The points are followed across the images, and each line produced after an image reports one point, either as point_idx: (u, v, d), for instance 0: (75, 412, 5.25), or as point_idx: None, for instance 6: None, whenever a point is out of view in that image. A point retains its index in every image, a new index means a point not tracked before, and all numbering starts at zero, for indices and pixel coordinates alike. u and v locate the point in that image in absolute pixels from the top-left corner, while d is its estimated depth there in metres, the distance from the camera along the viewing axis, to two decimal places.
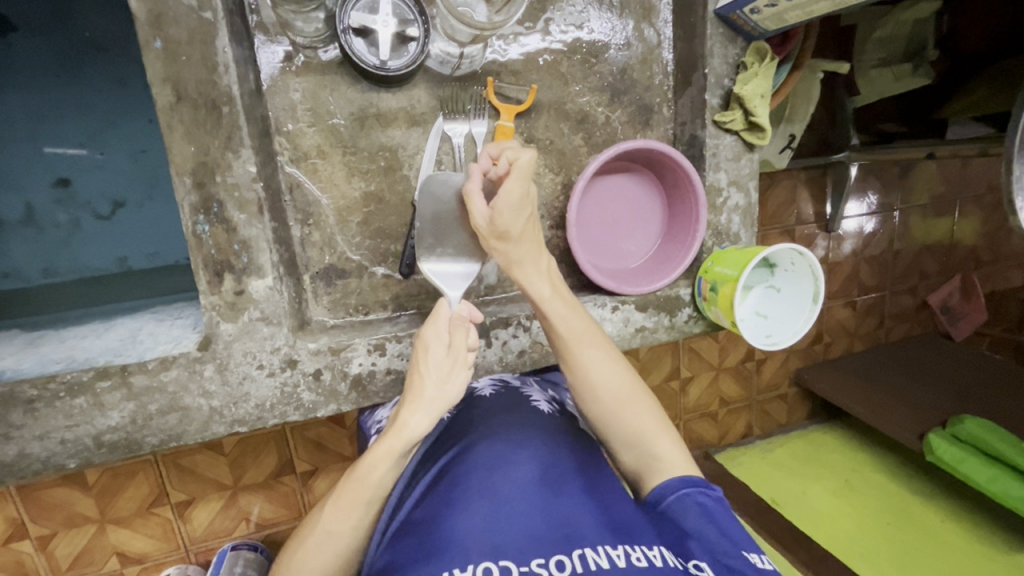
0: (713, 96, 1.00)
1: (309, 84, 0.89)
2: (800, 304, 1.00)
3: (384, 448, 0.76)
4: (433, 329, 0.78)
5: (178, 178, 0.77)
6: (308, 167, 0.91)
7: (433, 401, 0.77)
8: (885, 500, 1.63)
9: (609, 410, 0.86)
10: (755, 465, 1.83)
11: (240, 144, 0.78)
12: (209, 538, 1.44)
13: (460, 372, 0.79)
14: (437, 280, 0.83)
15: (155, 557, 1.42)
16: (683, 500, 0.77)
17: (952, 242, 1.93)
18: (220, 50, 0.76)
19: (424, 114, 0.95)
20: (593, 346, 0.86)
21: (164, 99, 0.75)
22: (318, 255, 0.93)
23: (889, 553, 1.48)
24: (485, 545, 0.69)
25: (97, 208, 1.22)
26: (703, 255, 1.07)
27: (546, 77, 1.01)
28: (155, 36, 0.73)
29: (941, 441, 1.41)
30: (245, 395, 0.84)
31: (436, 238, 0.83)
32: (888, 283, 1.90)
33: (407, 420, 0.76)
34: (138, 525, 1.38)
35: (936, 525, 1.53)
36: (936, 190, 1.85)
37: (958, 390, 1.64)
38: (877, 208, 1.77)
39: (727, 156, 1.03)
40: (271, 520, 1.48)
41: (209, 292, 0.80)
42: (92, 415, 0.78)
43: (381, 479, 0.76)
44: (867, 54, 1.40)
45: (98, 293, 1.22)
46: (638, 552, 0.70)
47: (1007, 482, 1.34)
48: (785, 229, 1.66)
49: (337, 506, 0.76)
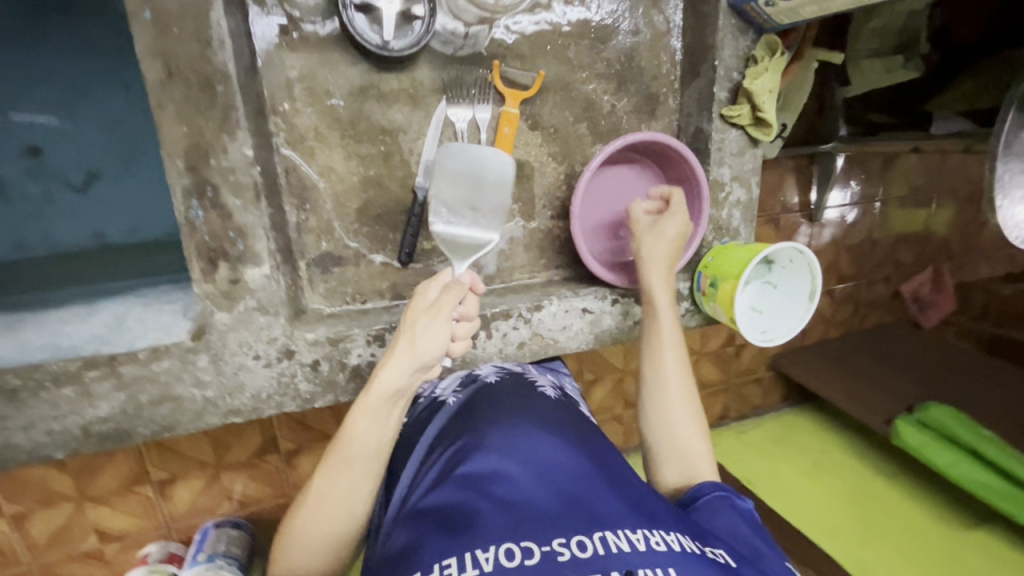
0: (722, 90, 0.99)
1: (306, 61, 0.85)
2: (796, 301, 1.01)
3: (360, 408, 0.70)
4: (427, 285, 0.73)
5: (169, 160, 0.72)
6: (305, 150, 0.87)
7: (407, 355, 0.69)
8: (862, 486, 1.68)
9: (666, 414, 0.89)
10: (739, 447, 1.85)
11: (236, 125, 0.73)
12: (192, 514, 1.43)
13: (439, 330, 0.70)
14: (449, 247, 0.83)
15: (136, 533, 1.40)
16: (717, 502, 0.79)
17: (928, 232, 1.93)
18: (215, 23, 0.71)
19: (426, 97, 0.91)
20: (674, 350, 0.92)
21: (153, 74, 0.69)
22: (315, 242, 0.90)
23: (854, 532, 1.55)
24: (507, 527, 0.67)
25: (70, 179, 1.15)
26: (703, 250, 1.07)
27: (553, 63, 0.98)
28: (145, 6, 0.67)
29: (909, 426, 1.48)
30: (240, 386, 0.81)
31: (454, 206, 0.83)
32: (866, 271, 1.88)
33: (379, 377, 0.69)
34: (117, 503, 1.35)
35: (897, 504, 1.61)
36: (917, 180, 1.85)
37: (927, 377, 1.72)
38: (861, 198, 1.77)
39: (732, 151, 1.03)
40: (254, 498, 1.46)
41: (202, 280, 0.77)
42: (80, 406, 0.75)
43: (367, 442, 0.71)
44: (861, 43, 1.31)
45: (73, 268, 1.15)
46: (658, 536, 0.67)
47: (964, 465, 1.41)
48: (771, 217, 1.66)
49: (328, 469, 0.71)
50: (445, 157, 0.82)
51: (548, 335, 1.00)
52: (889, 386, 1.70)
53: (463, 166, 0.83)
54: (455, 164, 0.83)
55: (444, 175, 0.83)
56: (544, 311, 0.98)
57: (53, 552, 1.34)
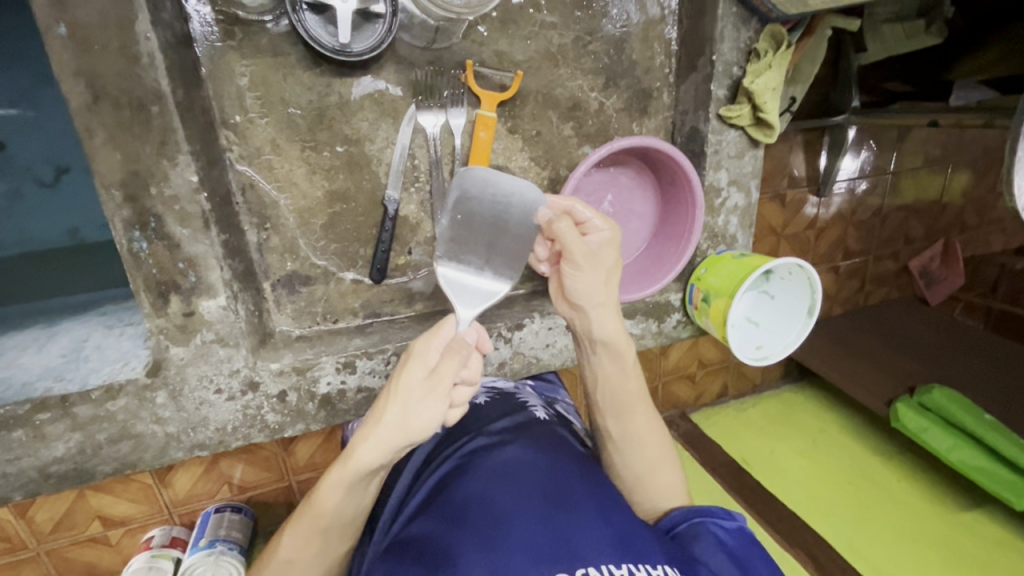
0: (720, 87, 0.91)
1: (257, 67, 0.77)
2: (794, 316, 0.97)
3: (335, 478, 0.63)
4: (423, 344, 0.59)
5: (105, 190, 0.67)
6: (262, 165, 0.80)
7: (389, 433, 0.58)
8: (868, 469, 1.40)
9: (640, 461, 0.84)
10: (732, 426, 1.57)
11: (176, 150, 0.68)
12: (196, 499, 1.17)
13: (434, 409, 0.58)
14: (453, 293, 0.67)
15: (140, 518, 1.13)
16: (696, 528, 0.75)
17: (941, 202, 1.61)
18: (142, 36, 0.64)
19: (394, 101, 0.84)
20: (639, 412, 0.84)
21: (78, 97, 0.64)
22: (279, 262, 0.84)
23: (848, 513, 1.30)
24: (489, 566, 0.63)
25: (38, 174, 1.05)
26: (697, 259, 1.01)
27: (534, 58, 0.89)
28: (59, 20, 0.61)
29: (907, 410, 1.26)
30: (203, 420, 0.78)
31: (463, 245, 0.69)
32: (874, 246, 1.59)
33: (356, 450, 0.60)
34: (118, 489, 1.09)
35: (895, 486, 1.35)
36: (933, 152, 1.52)
37: (935, 357, 1.44)
38: (871, 169, 1.45)
39: (730, 154, 0.95)
40: (254, 482, 1.19)
41: (154, 314, 0.73)
42: (34, 448, 0.71)
43: (339, 509, 0.65)
44: (881, 6, 1.15)
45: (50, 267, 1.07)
46: (643, 574, 0.64)
47: (965, 451, 1.20)
48: (776, 193, 1.35)
49: (297, 532, 0.66)
50: (467, 187, 0.68)
51: (531, 353, 0.97)
52: (889, 365, 1.42)
53: (485, 201, 0.69)
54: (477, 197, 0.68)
55: (463, 207, 0.68)
56: (525, 330, 0.95)
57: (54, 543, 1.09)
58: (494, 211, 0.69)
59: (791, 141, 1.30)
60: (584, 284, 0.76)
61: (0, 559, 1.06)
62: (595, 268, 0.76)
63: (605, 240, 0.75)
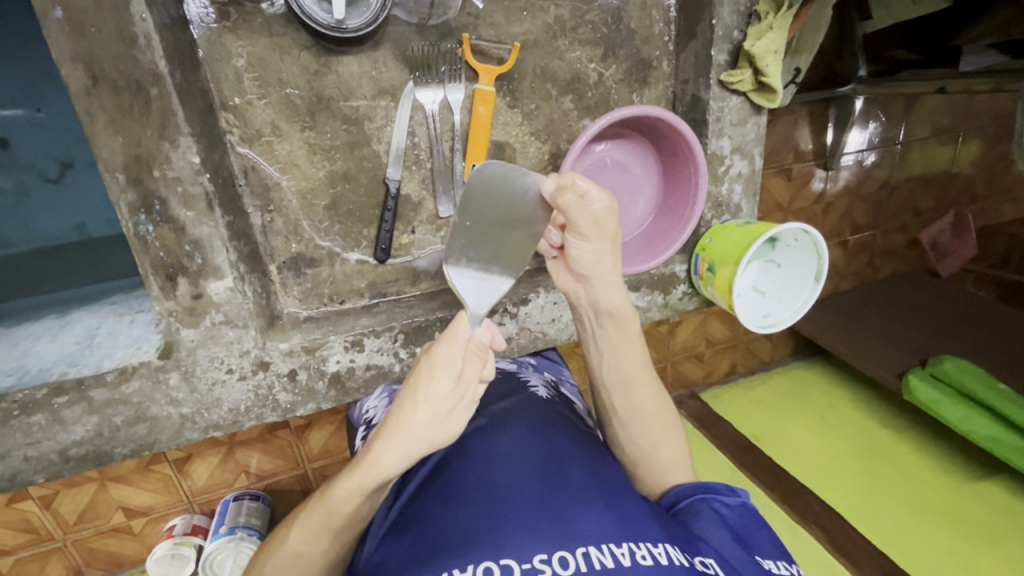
0: (721, 51, 0.89)
1: (254, 48, 0.77)
2: (801, 282, 0.96)
3: (355, 483, 0.63)
4: (445, 350, 0.60)
5: (108, 174, 0.68)
6: (262, 146, 0.80)
7: (418, 438, 0.60)
8: (881, 443, 1.39)
9: (644, 436, 0.84)
10: (740, 404, 1.56)
11: (176, 132, 0.69)
12: (215, 489, 1.18)
13: (461, 414, 0.62)
14: (463, 290, 0.67)
15: (161, 508, 1.16)
16: (698, 504, 0.75)
17: (951, 172, 1.58)
18: (138, 18, 0.65)
19: (392, 79, 0.83)
20: (643, 387, 0.85)
21: (78, 82, 0.64)
22: (284, 244, 0.85)
23: (860, 488, 1.30)
24: (487, 543, 0.61)
25: (43, 171, 1.07)
26: (701, 229, 1.00)
27: (531, 30, 0.88)
28: (54, 3, 0.62)
29: (920, 382, 1.24)
30: (216, 401, 0.79)
31: (472, 243, 0.65)
32: (883, 220, 1.57)
33: (380, 453, 0.61)
34: (139, 481, 1.11)
35: (905, 457, 1.35)
36: (942, 121, 1.49)
37: (944, 327, 1.43)
38: (879, 141, 1.43)
39: (732, 121, 0.94)
40: (271, 471, 1.20)
41: (163, 297, 0.74)
42: (54, 431, 0.73)
43: (357, 509, 0.65)
44: None
45: (55, 261, 1.08)
46: (644, 550, 0.61)
47: (978, 421, 1.19)
48: (783, 168, 1.33)
49: (305, 525, 0.66)
50: (478, 183, 0.61)
51: (537, 328, 0.97)
52: (896, 337, 1.42)
53: (497, 196, 0.63)
54: (488, 193, 0.62)
55: (473, 202, 0.63)
56: (530, 305, 0.95)
57: (80, 533, 1.12)
58: (506, 207, 0.64)
59: (796, 114, 1.27)
60: (590, 253, 0.74)
61: (27, 550, 1.09)
62: (599, 239, 0.73)
63: (606, 208, 0.70)
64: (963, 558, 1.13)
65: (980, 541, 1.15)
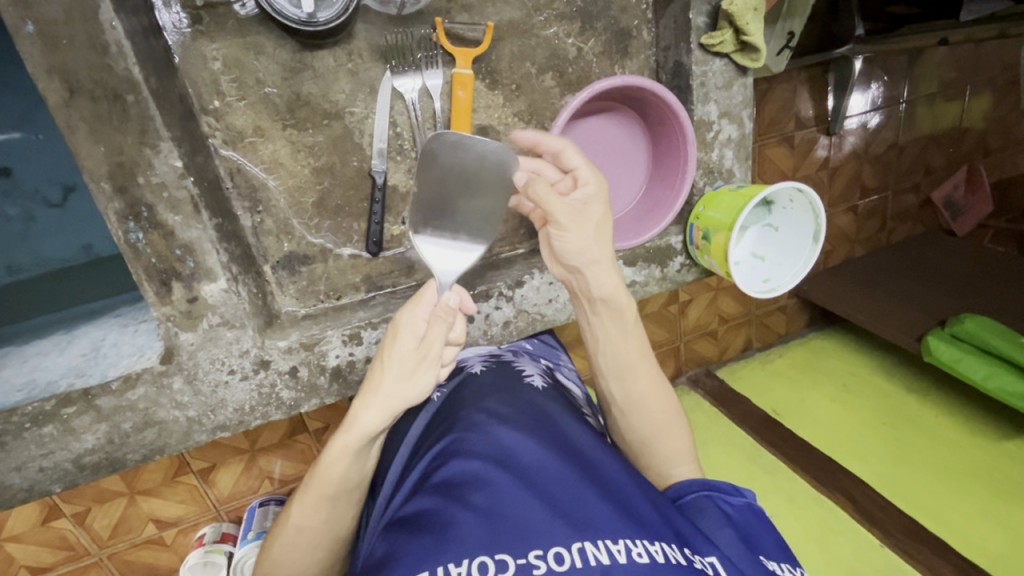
0: (700, 14, 0.88)
1: (229, 50, 0.77)
2: (801, 246, 0.94)
3: (340, 446, 0.67)
4: (410, 315, 0.65)
5: (95, 184, 0.69)
6: (246, 148, 0.81)
7: (390, 397, 0.66)
8: (903, 409, 1.36)
9: (647, 427, 0.83)
10: (758, 378, 1.53)
11: (157, 137, 0.70)
12: (240, 496, 1.19)
13: (427, 371, 0.67)
14: (434, 262, 0.69)
15: (190, 517, 1.17)
16: (704, 501, 0.73)
17: (962, 126, 1.53)
18: (108, 27, 0.66)
19: (369, 70, 0.83)
20: (645, 371, 0.83)
21: (55, 94, 0.66)
22: (276, 244, 0.85)
23: (883, 457, 1.27)
24: (483, 539, 0.61)
25: (47, 196, 1.09)
26: (693, 198, 0.99)
27: (505, 9, 0.87)
28: (25, 19, 0.63)
29: (939, 342, 1.20)
30: (221, 402, 0.80)
31: (442, 212, 0.69)
32: (892, 179, 1.52)
33: (359, 415, 0.66)
34: (167, 492, 1.13)
35: (931, 422, 1.32)
36: (948, 74, 1.44)
37: (963, 287, 1.39)
38: (882, 100, 1.38)
39: (717, 84, 0.93)
40: (295, 476, 1.22)
41: (159, 303, 0.75)
42: (66, 441, 0.75)
43: (345, 478, 0.68)
44: None
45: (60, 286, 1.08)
46: (640, 546, 0.60)
47: (1002, 378, 1.15)
48: (784, 136, 1.30)
49: (305, 503, 0.69)
50: (435, 151, 0.67)
51: (535, 310, 0.97)
52: (913, 300, 1.38)
53: (453, 164, 0.68)
54: (445, 160, 0.67)
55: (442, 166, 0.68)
56: (527, 287, 0.95)
57: (117, 546, 1.14)
58: (475, 170, 0.68)
59: (791, 79, 1.24)
60: (571, 244, 0.76)
61: (64, 567, 1.12)
62: (582, 225, 0.75)
63: (589, 195, 0.75)
64: (994, 523, 1.10)
65: (1009, 505, 1.12)
